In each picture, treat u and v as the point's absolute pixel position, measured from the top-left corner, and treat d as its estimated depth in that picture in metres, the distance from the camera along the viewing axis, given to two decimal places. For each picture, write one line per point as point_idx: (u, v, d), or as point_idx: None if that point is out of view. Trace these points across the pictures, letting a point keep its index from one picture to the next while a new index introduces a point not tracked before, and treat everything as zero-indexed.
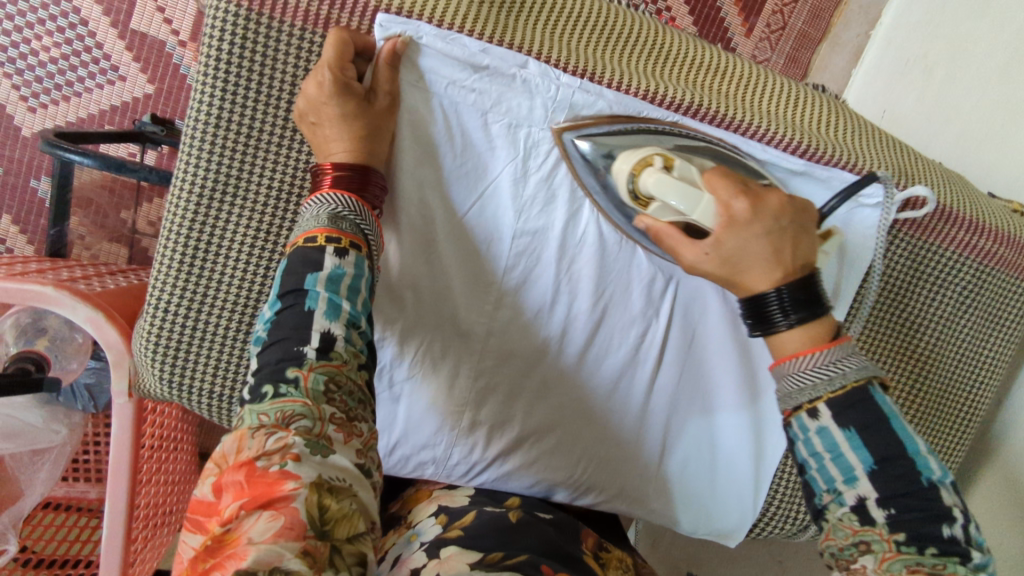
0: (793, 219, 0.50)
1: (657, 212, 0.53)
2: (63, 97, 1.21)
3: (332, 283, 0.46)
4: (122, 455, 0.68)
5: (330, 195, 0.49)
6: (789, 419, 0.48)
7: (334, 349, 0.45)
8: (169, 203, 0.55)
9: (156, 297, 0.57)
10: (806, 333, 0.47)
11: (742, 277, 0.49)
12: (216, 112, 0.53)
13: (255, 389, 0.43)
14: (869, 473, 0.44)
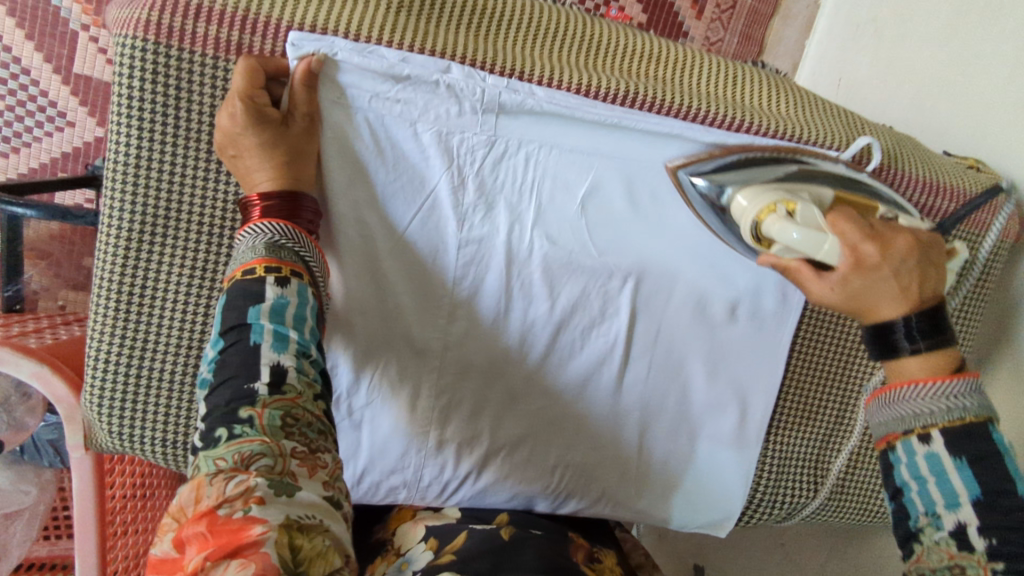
0: (921, 259, 0.49)
1: (781, 251, 0.51)
2: (12, 148, 1.18)
3: (276, 315, 0.46)
4: (87, 511, 0.66)
5: (264, 225, 0.49)
6: (894, 442, 0.48)
7: (287, 382, 0.44)
8: (99, 248, 0.53)
9: (95, 347, 0.55)
10: (926, 363, 0.47)
11: (869, 305, 0.48)
12: (138, 150, 0.52)
13: (207, 433, 0.41)
14: (974, 501, 0.44)
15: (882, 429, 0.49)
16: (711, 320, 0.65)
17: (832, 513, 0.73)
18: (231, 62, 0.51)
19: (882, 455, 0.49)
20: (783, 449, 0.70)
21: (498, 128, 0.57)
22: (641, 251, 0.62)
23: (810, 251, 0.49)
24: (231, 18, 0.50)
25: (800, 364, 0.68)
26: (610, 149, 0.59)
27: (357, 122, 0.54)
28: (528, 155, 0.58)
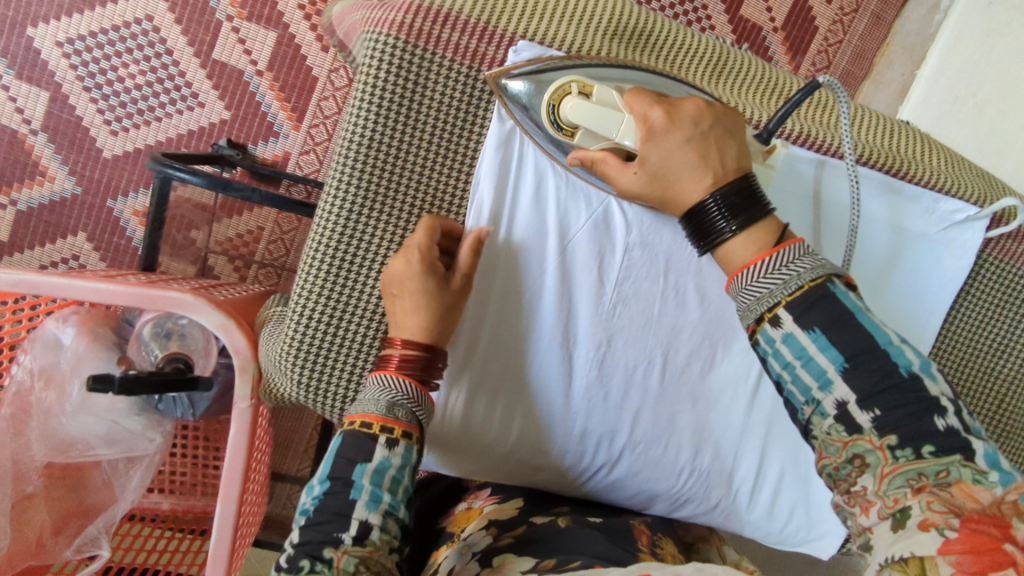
0: (715, 121, 0.52)
1: (583, 141, 0.55)
2: (144, 121, 1.26)
3: (377, 475, 0.47)
4: (236, 463, 0.70)
5: (392, 379, 0.51)
6: (755, 335, 0.48)
7: (369, 538, 0.45)
8: (316, 216, 0.59)
9: (296, 306, 0.59)
10: (750, 241, 0.48)
11: (676, 191, 0.52)
12: (367, 131, 0.57)
13: (291, 562, 0.44)
14: (841, 372, 0.44)
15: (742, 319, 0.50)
16: None
17: None
18: (466, 64, 0.58)
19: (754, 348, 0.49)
20: None
21: None
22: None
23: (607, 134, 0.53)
24: (476, 29, 0.58)
25: None
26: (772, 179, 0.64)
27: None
28: None
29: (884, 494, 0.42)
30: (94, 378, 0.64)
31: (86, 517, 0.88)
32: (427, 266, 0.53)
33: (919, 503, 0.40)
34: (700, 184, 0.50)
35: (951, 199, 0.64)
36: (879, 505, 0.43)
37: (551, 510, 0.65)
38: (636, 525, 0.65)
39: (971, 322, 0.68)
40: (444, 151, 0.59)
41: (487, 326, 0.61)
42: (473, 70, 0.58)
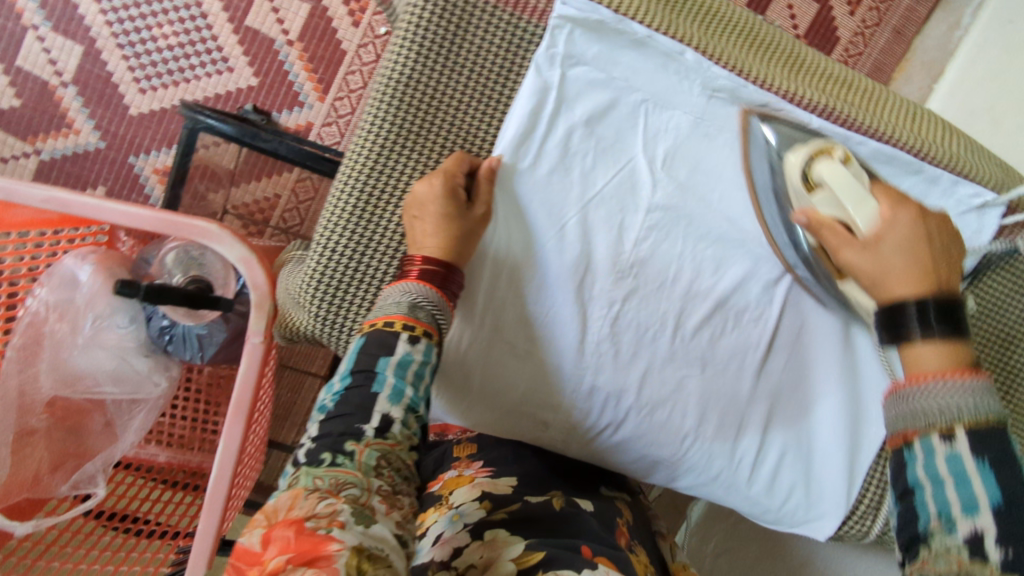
0: (945, 243, 0.52)
1: (817, 203, 0.57)
2: (173, 81, 1.28)
3: (400, 368, 0.49)
4: (243, 401, 0.71)
5: (415, 286, 0.53)
6: (912, 439, 0.45)
7: (391, 430, 0.47)
8: (348, 151, 0.60)
9: (320, 239, 0.60)
10: (944, 354, 0.46)
11: (886, 279, 0.51)
12: (407, 72, 0.58)
13: (312, 453, 0.45)
14: (994, 507, 0.41)
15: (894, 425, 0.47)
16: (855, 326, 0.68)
17: None
18: (505, 11, 0.59)
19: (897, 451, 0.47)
20: None
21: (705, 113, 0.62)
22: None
23: (849, 206, 0.55)
24: None
25: None
26: None
27: (576, 81, 0.59)
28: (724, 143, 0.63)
29: None
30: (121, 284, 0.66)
31: (84, 458, 0.88)
32: (449, 191, 0.55)
33: None
34: (915, 283, 0.50)
35: (972, 183, 0.66)
36: None
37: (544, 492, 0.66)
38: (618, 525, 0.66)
39: (996, 305, 0.67)
40: (481, 97, 0.60)
41: (502, 270, 0.61)
42: (512, 18, 0.59)
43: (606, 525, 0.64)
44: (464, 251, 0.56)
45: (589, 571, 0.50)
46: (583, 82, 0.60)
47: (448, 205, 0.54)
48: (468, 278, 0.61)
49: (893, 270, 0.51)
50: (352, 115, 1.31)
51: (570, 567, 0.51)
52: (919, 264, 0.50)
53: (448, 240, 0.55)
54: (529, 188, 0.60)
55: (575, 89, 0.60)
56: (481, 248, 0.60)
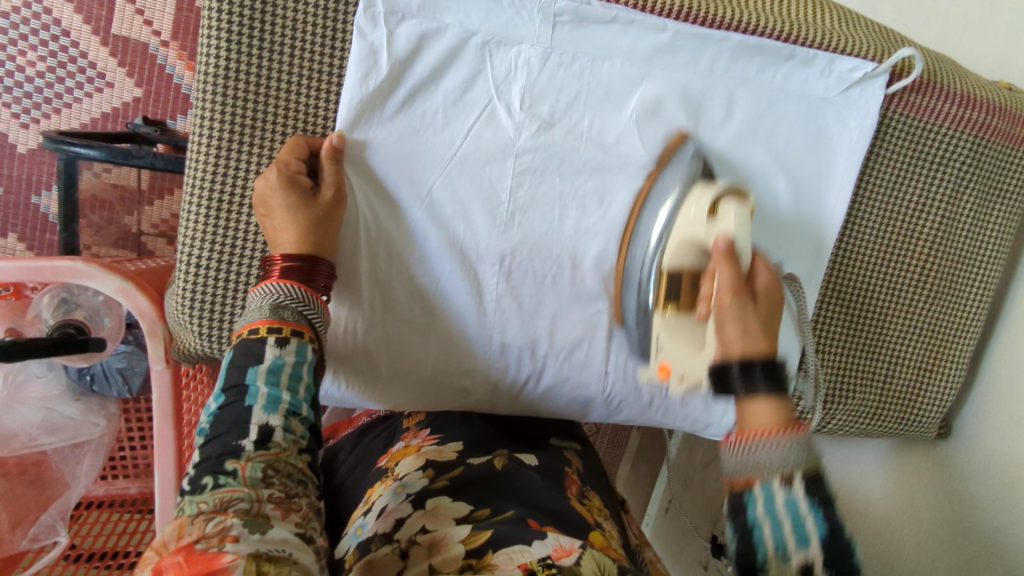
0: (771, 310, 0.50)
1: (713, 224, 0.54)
2: (54, 109, 1.21)
3: (272, 374, 0.50)
4: (165, 429, 0.69)
5: (276, 285, 0.54)
6: (741, 488, 0.41)
7: (273, 439, 0.48)
8: (188, 161, 0.57)
9: (185, 255, 0.58)
10: (775, 413, 0.42)
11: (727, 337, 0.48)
12: (226, 61, 0.55)
13: (194, 481, 0.45)
14: (823, 540, 0.38)
15: (732, 474, 0.42)
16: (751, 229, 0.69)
17: (868, 420, 0.78)
18: None
19: (732, 498, 0.42)
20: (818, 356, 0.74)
21: (554, 42, 0.59)
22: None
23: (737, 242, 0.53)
24: None
25: (837, 268, 0.72)
26: (661, 59, 0.62)
27: (406, 35, 0.57)
28: (582, 68, 0.61)
29: None
30: None
31: (41, 509, 0.86)
32: (287, 180, 0.55)
33: None
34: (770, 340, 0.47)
35: (848, 57, 0.65)
36: None
37: (487, 453, 0.68)
38: (568, 475, 0.68)
39: (877, 181, 0.70)
40: (311, 71, 0.57)
41: (376, 249, 0.61)
42: None
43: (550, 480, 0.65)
44: (321, 239, 0.57)
45: (539, 541, 0.51)
46: (416, 36, 0.57)
47: (293, 197, 0.54)
48: (343, 264, 0.61)
49: (755, 323, 0.48)
50: None
51: (519, 542, 0.51)
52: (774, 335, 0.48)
53: (301, 232, 0.55)
54: (388, 158, 0.59)
55: (409, 44, 0.57)
56: (345, 231, 0.60)
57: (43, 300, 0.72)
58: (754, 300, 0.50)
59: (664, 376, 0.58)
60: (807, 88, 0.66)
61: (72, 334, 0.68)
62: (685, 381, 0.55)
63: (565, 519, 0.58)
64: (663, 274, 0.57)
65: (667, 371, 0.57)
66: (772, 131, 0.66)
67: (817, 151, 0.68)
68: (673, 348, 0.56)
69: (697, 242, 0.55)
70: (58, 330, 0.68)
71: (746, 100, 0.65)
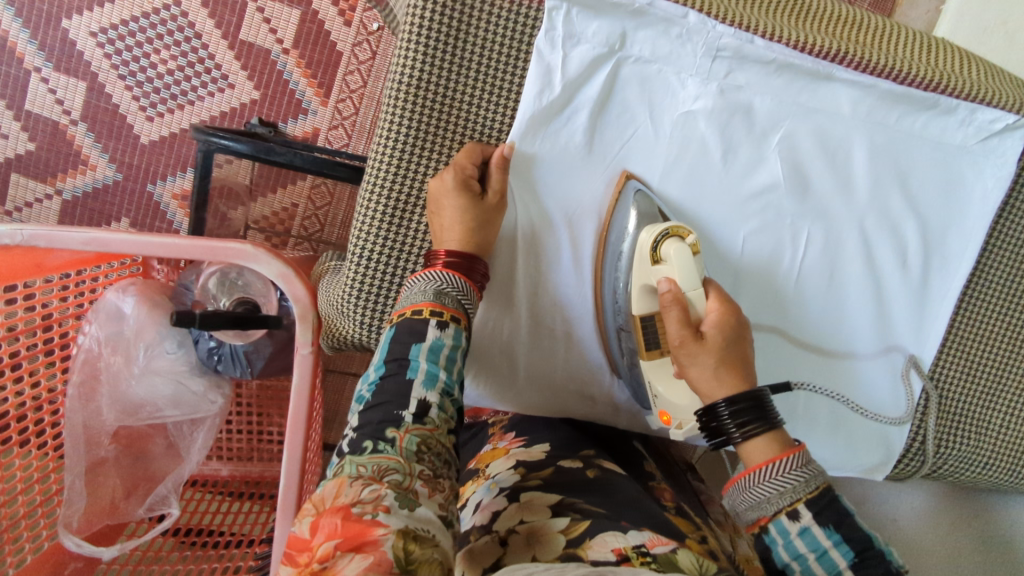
0: (726, 335, 0.53)
1: (669, 268, 0.56)
2: (178, 105, 1.29)
3: (432, 354, 0.54)
4: (299, 411, 0.73)
5: (437, 273, 0.58)
6: (765, 524, 0.49)
7: (428, 415, 0.51)
8: (369, 158, 0.63)
9: (357, 249, 0.64)
10: (768, 448, 0.50)
11: (700, 386, 0.53)
12: (417, 76, 0.60)
13: (355, 443, 0.49)
14: (851, 567, 0.46)
15: (748, 512, 0.50)
16: (880, 265, 0.69)
17: (983, 470, 0.77)
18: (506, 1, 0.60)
19: (760, 537, 0.50)
20: (943, 403, 0.74)
21: (712, 75, 0.62)
22: (814, 214, 0.67)
23: (683, 288, 0.55)
24: None
25: (966, 319, 0.72)
26: (807, 99, 0.64)
27: (578, 59, 0.61)
28: (733, 104, 0.63)
29: None
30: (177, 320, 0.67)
31: (148, 484, 0.92)
32: (461, 183, 0.59)
33: None
34: (731, 386, 0.51)
35: (991, 108, 0.65)
36: None
37: (576, 450, 0.66)
38: (657, 486, 0.66)
39: (1012, 235, 0.71)
40: (490, 88, 0.62)
41: (529, 256, 0.66)
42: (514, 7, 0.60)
43: (646, 488, 0.65)
44: (483, 241, 0.60)
45: (633, 532, 0.51)
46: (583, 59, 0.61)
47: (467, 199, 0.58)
48: (497, 269, 0.66)
49: (712, 366, 0.52)
50: (357, 115, 1.32)
51: (612, 530, 0.51)
52: (732, 375, 0.52)
53: (466, 234, 0.59)
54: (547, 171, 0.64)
55: (581, 66, 0.61)
56: (505, 233, 0.65)
57: (211, 281, 0.81)
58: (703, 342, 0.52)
59: (665, 422, 0.60)
60: (948, 132, 0.67)
61: (252, 309, 0.79)
62: (682, 429, 0.57)
63: (658, 524, 0.55)
64: (634, 321, 0.60)
65: (668, 419, 0.59)
66: (910, 173, 0.67)
67: (952, 196, 0.69)
68: (667, 389, 0.58)
69: (648, 284, 0.58)
70: (240, 307, 0.79)
71: (884, 144, 0.66)
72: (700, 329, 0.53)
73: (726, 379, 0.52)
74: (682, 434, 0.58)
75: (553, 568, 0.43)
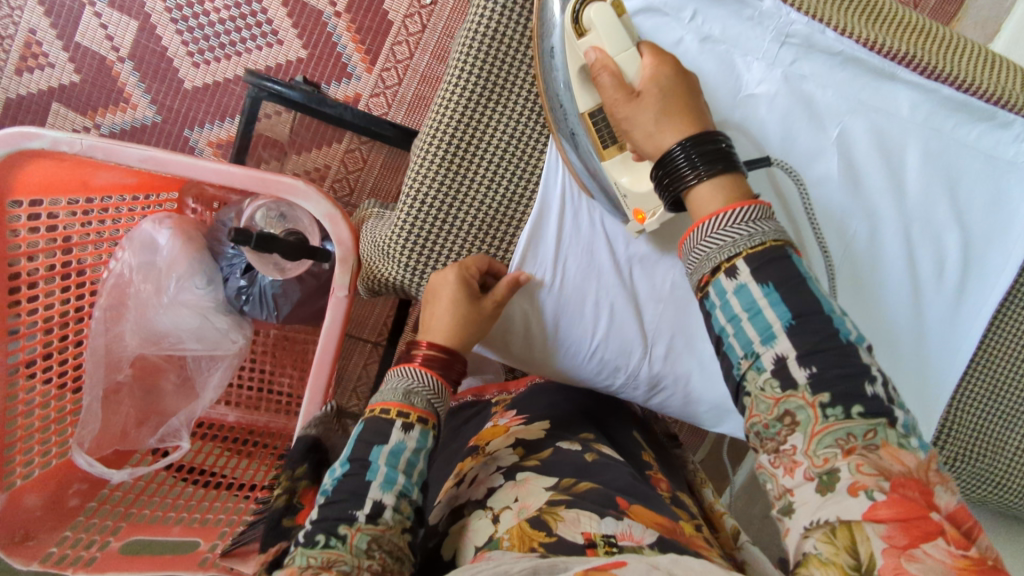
0: (661, 90, 0.53)
1: (594, 44, 0.56)
2: (225, 55, 1.30)
3: (393, 457, 0.55)
4: (325, 360, 0.76)
5: (413, 372, 0.60)
6: (707, 285, 0.49)
7: (382, 516, 0.51)
8: (435, 106, 0.65)
9: (411, 192, 0.67)
10: (720, 195, 0.49)
11: (656, 141, 0.53)
12: (491, 33, 0.63)
13: (309, 536, 0.51)
14: (786, 329, 0.45)
15: (694, 271, 0.50)
16: (919, 272, 0.70)
17: (995, 489, 0.78)
18: None
19: (704, 302, 0.50)
20: (964, 419, 0.75)
21: (778, 62, 0.64)
22: (861, 213, 0.68)
23: (612, 54, 0.55)
24: None
25: (998, 337, 0.73)
26: (869, 96, 0.65)
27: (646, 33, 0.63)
28: (796, 94, 0.65)
29: (813, 453, 0.42)
30: (235, 235, 0.70)
31: (150, 417, 0.93)
32: None
33: (849, 466, 0.40)
34: (675, 130, 0.52)
35: None
36: (807, 466, 0.42)
37: (575, 433, 0.67)
38: (653, 473, 0.67)
39: None
40: None
41: (572, 232, 0.69)
42: None
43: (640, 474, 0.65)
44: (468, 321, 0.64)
45: (613, 518, 0.50)
46: (649, 35, 0.63)
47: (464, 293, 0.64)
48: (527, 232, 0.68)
49: (653, 120, 0.53)
50: (399, 86, 1.33)
51: (592, 511, 0.51)
52: (673, 121, 0.52)
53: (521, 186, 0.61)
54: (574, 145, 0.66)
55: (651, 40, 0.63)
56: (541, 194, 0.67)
57: (258, 213, 0.81)
58: (640, 97, 0.53)
59: (640, 222, 0.63)
60: (1002, 146, 0.68)
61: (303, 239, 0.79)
62: (657, 218, 0.61)
63: (652, 505, 0.55)
64: (583, 119, 0.61)
65: (642, 215, 0.62)
66: (960, 183, 0.68)
67: (997, 212, 0.70)
68: (639, 186, 0.60)
69: (585, 70, 0.58)
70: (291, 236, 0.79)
71: (939, 150, 0.67)
72: (636, 88, 0.54)
73: (679, 127, 0.52)
74: (657, 224, 0.62)
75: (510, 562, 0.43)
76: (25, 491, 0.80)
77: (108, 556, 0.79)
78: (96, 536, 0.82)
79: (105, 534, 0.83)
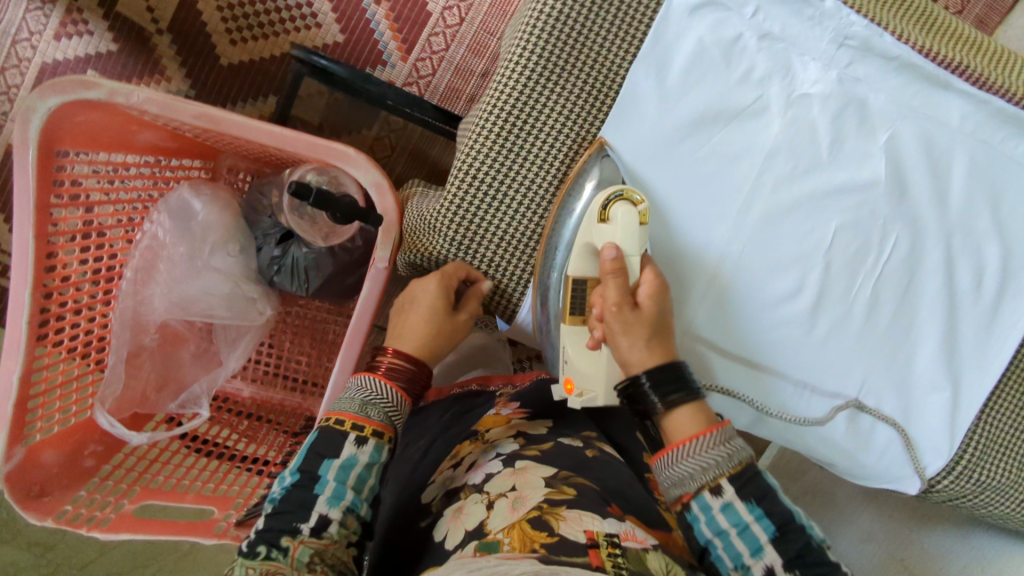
0: (658, 319, 0.59)
1: (607, 233, 0.61)
2: (263, 35, 1.23)
3: (343, 470, 0.55)
4: (361, 325, 0.75)
5: (371, 386, 0.61)
6: (689, 502, 0.53)
7: (326, 530, 0.52)
8: (494, 84, 0.66)
9: (462, 168, 0.67)
10: (694, 421, 0.55)
11: (630, 357, 0.58)
12: (556, 17, 0.64)
13: (251, 547, 0.50)
14: (771, 540, 0.51)
15: (674, 489, 0.55)
16: (955, 284, 0.71)
17: (1014, 507, 0.76)
18: None
19: (682, 515, 0.54)
20: (992, 433, 0.74)
21: (833, 61, 0.65)
22: (903, 221, 0.68)
23: (624, 253, 0.60)
24: None
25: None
26: (920, 103, 0.66)
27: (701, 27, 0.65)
28: (849, 94, 0.65)
29: None
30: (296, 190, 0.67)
31: (164, 386, 0.91)
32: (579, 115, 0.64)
33: None
34: (655, 355, 0.58)
35: None
36: None
37: (578, 433, 0.65)
38: (650, 476, 0.65)
39: None
40: (622, 37, 0.65)
41: None
42: None
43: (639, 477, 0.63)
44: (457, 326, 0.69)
45: (611, 520, 0.47)
46: (709, 28, 0.65)
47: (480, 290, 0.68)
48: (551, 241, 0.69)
49: (644, 342, 0.58)
50: (433, 77, 1.28)
51: (594, 513, 0.48)
52: (660, 346, 0.58)
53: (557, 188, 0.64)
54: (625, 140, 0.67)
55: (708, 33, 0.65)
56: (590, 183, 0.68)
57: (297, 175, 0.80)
58: (638, 316, 0.58)
59: (567, 392, 0.63)
60: None
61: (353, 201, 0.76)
62: (583, 397, 0.61)
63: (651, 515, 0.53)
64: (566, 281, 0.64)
65: (571, 387, 0.62)
66: (1003, 197, 0.69)
67: None
68: (579, 361, 0.62)
69: (592, 246, 0.63)
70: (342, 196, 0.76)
71: (985, 162, 0.68)
72: (636, 299, 0.59)
73: (656, 354, 0.58)
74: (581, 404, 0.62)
75: (505, 563, 0.39)
76: (43, 447, 0.78)
77: (123, 517, 0.78)
78: (111, 498, 0.81)
79: (120, 497, 0.82)
